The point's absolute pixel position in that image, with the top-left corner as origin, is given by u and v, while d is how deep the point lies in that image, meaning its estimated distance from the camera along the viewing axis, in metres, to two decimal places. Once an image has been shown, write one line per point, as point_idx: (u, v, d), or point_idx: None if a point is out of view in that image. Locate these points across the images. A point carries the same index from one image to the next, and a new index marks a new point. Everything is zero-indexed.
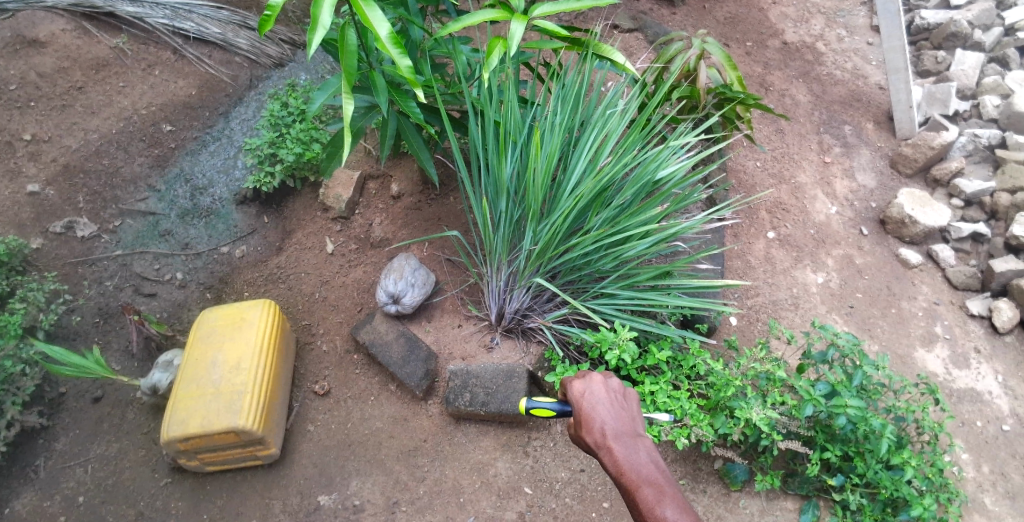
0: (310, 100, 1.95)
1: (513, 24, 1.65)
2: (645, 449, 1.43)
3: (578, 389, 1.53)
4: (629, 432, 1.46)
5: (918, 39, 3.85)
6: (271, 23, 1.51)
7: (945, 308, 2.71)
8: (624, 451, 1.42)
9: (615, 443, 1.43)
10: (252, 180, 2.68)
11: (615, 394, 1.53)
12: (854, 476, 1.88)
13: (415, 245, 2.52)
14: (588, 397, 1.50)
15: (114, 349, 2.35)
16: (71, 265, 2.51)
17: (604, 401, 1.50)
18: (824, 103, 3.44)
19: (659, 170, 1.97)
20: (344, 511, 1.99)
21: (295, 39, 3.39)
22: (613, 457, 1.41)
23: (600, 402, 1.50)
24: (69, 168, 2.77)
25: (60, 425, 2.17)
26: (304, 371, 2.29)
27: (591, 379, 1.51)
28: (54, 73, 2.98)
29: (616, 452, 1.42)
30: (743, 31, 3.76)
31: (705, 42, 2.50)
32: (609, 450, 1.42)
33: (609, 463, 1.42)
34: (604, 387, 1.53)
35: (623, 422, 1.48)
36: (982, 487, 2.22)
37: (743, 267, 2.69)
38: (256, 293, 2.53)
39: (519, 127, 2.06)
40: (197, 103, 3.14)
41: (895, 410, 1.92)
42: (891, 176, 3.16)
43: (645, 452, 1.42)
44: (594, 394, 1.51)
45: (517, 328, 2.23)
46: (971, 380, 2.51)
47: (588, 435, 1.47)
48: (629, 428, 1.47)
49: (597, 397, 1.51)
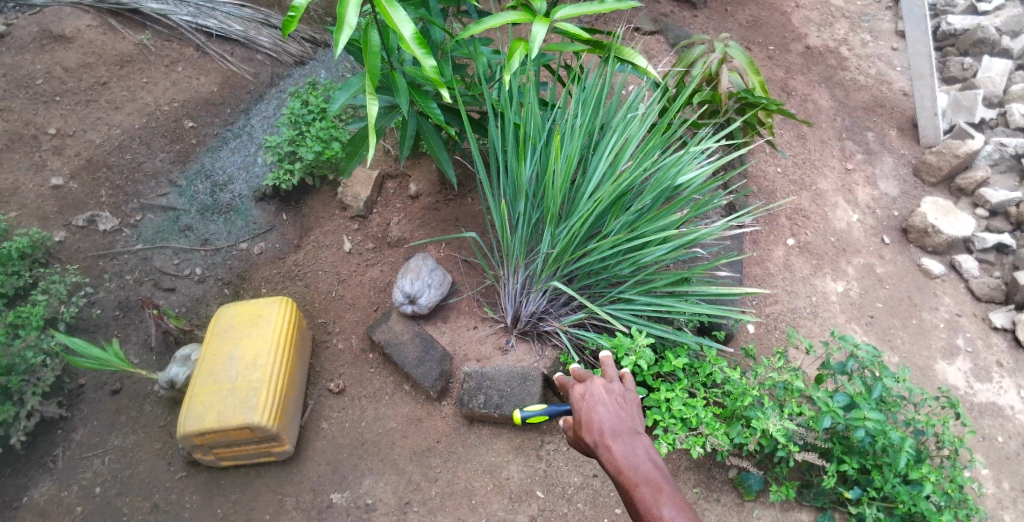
0: (331, 100, 1.96)
1: (536, 26, 1.63)
2: (644, 446, 1.40)
3: (579, 391, 1.53)
4: (628, 431, 1.43)
5: (944, 45, 3.79)
6: (294, 23, 1.52)
7: (967, 320, 2.67)
8: (623, 450, 1.39)
9: (613, 442, 1.41)
10: (272, 177, 2.70)
11: (616, 394, 1.52)
12: (870, 489, 1.85)
13: (432, 245, 2.52)
14: (588, 398, 1.50)
15: (133, 342, 2.38)
16: (92, 258, 2.55)
17: (604, 400, 1.49)
18: (847, 109, 3.40)
19: (679, 175, 1.95)
20: (356, 509, 2.00)
21: (316, 38, 3.42)
22: (611, 456, 1.39)
23: (599, 402, 1.48)
24: (92, 162, 2.81)
25: (79, 416, 2.20)
26: (319, 369, 2.30)
27: (590, 379, 1.51)
28: (79, 68, 3.02)
29: (614, 451, 1.39)
30: (766, 35, 3.72)
31: (727, 46, 2.48)
32: (608, 449, 1.40)
33: (607, 462, 1.40)
34: (603, 386, 1.51)
35: (622, 420, 1.45)
36: (1002, 504, 2.18)
37: (762, 274, 2.66)
38: (273, 289, 2.54)
39: (539, 130, 2.05)
40: (218, 100, 3.17)
41: (915, 423, 1.89)
42: (914, 184, 3.11)
43: (643, 451, 1.39)
44: (594, 395, 1.50)
45: (533, 331, 2.23)
46: (992, 394, 2.47)
47: (587, 435, 1.46)
48: (628, 426, 1.44)
49: (596, 396, 1.49)
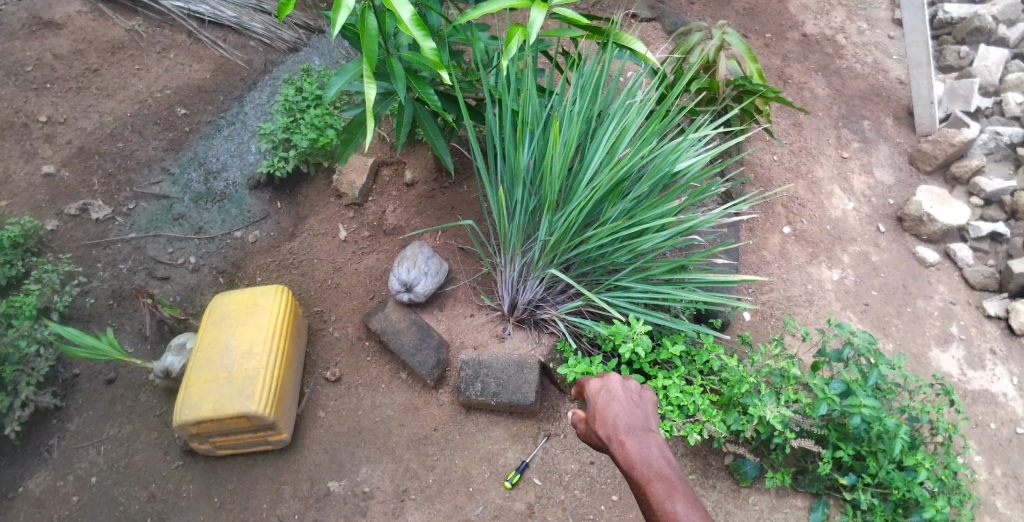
0: (327, 85, 1.94)
1: (535, 11, 1.61)
2: (657, 444, 1.39)
3: (595, 386, 1.52)
4: (641, 428, 1.42)
5: (941, 33, 3.78)
6: (289, 7, 1.50)
7: (961, 308, 2.68)
8: (636, 445, 1.38)
9: (627, 437, 1.40)
10: (266, 164, 2.68)
11: (631, 393, 1.51)
12: (866, 475, 1.86)
13: (428, 234, 2.51)
14: (604, 393, 1.49)
15: (127, 331, 2.36)
16: (85, 247, 2.52)
17: (620, 397, 1.48)
18: (844, 97, 3.39)
19: (677, 162, 1.95)
20: (353, 497, 2.00)
21: (309, 24, 3.40)
22: (625, 450, 1.37)
23: (615, 398, 1.48)
24: (84, 150, 2.78)
25: (73, 406, 2.18)
26: (315, 357, 2.30)
27: (607, 375, 1.50)
28: (70, 55, 2.99)
29: (628, 445, 1.38)
30: (763, 22, 3.71)
31: (725, 32, 2.47)
32: (621, 443, 1.39)
33: (620, 456, 1.38)
34: (620, 385, 1.51)
35: (637, 418, 1.44)
36: (994, 490, 2.20)
37: (758, 263, 2.66)
38: (268, 278, 2.53)
39: (537, 116, 2.04)
40: (211, 87, 3.13)
41: (910, 410, 1.90)
42: (909, 173, 3.12)
43: (656, 447, 1.38)
44: (610, 391, 1.49)
45: (530, 319, 2.22)
46: (986, 381, 2.49)
47: (601, 429, 1.44)
48: (643, 424, 1.43)
49: (613, 392, 1.49)
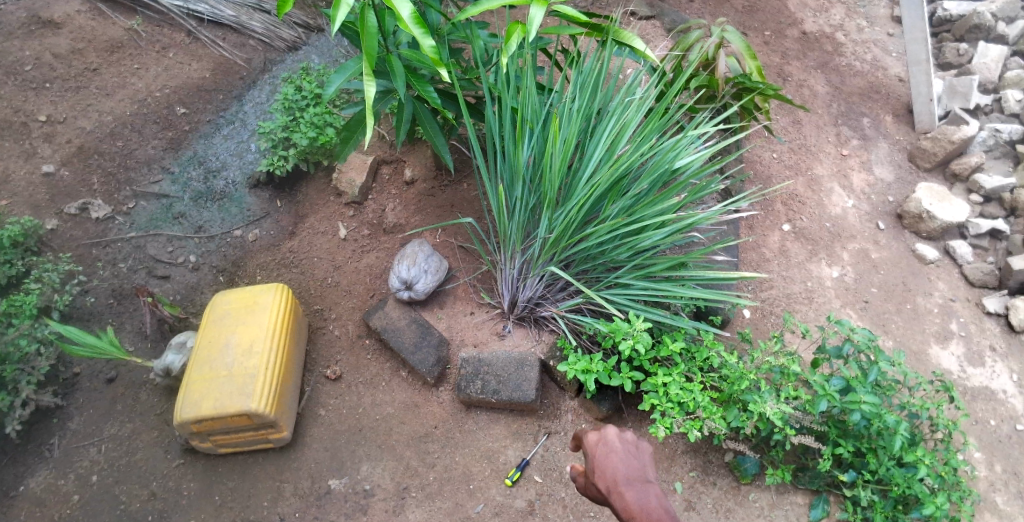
0: (327, 83, 1.93)
1: (533, 8, 1.61)
2: (654, 497, 1.44)
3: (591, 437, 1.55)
4: (638, 479, 1.47)
5: (940, 31, 3.79)
6: (288, 5, 1.50)
7: (961, 305, 2.68)
8: (635, 497, 1.43)
9: (627, 490, 1.44)
10: (266, 163, 2.68)
11: (624, 444, 1.56)
12: (865, 472, 1.86)
13: (428, 232, 2.51)
14: (602, 444, 1.52)
15: (127, 330, 2.36)
16: (85, 246, 2.52)
17: (616, 449, 1.52)
18: (843, 95, 3.39)
19: (676, 159, 1.95)
20: (354, 495, 2.00)
21: (308, 23, 3.39)
22: (625, 502, 1.41)
23: (612, 449, 1.51)
24: (83, 149, 2.77)
25: (74, 405, 2.19)
26: (316, 356, 2.30)
27: (604, 427, 1.53)
28: (69, 54, 2.99)
29: (628, 498, 1.43)
30: (762, 20, 3.71)
31: (724, 30, 2.47)
32: (621, 495, 1.43)
33: (620, 508, 1.42)
34: (615, 437, 1.55)
35: (634, 470, 1.48)
36: (994, 486, 2.20)
37: (758, 260, 2.67)
38: (268, 277, 2.53)
39: (537, 114, 2.04)
40: (210, 86, 3.13)
41: (909, 407, 1.89)
42: (909, 170, 3.12)
43: (654, 500, 1.43)
44: (607, 442, 1.53)
45: (530, 317, 2.23)
46: (985, 378, 2.49)
47: (599, 481, 1.47)
48: (639, 476, 1.48)
49: (610, 444, 1.52)
